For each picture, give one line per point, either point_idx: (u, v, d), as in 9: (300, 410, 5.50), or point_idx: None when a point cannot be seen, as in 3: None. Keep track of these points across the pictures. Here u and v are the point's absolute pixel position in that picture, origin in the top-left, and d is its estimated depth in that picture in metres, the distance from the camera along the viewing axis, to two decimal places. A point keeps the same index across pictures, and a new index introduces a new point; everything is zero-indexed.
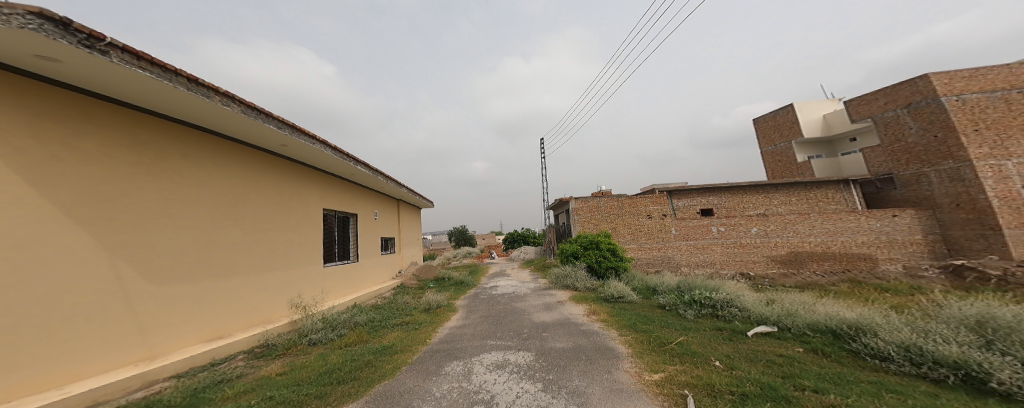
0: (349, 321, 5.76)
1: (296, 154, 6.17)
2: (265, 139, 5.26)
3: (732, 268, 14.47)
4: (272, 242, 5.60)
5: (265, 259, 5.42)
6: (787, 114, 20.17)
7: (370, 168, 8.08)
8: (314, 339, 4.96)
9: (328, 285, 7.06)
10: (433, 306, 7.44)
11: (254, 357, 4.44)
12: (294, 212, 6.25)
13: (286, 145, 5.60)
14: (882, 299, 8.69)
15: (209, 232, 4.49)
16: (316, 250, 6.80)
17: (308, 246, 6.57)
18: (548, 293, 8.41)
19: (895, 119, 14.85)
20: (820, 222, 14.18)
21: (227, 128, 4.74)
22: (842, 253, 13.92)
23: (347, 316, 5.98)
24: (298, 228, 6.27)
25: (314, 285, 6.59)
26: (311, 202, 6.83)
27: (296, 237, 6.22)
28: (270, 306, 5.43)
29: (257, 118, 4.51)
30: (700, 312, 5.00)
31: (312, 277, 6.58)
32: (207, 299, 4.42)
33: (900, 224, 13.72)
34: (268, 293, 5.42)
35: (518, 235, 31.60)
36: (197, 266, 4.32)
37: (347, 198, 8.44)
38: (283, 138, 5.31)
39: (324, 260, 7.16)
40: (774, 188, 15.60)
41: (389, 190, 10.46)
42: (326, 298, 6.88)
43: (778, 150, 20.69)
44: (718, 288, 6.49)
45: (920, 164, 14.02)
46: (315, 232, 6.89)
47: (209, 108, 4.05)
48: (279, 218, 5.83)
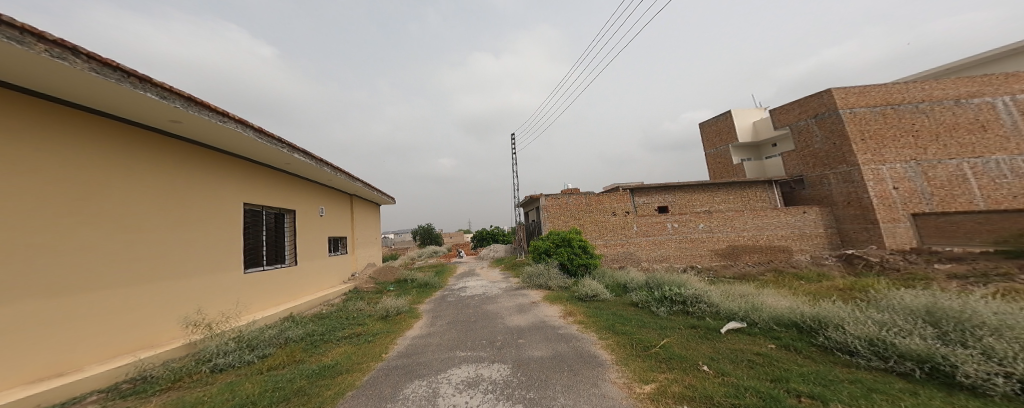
0: (275, 337, 4.85)
1: (200, 134, 5.03)
2: (146, 112, 4.14)
3: (684, 262, 15.66)
4: (158, 244, 4.49)
5: (145, 265, 4.32)
6: (725, 120, 22.39)
7: (309, 155, 7.03)
8: (219, 363, 4.02)
9: (250, 295, 5.96)
10: (392, 313, 6.64)
11: (116, 396, 3.37)
12: (196, 207, 5.11)
13: (180, 121, 4.49)
14: (809, 287, 10.02)
15: (43, 235, 3.37)
16: (231, 252, 5.70)
17: (219, 248, 5.45)
18: (521, 293, 8.11)
19: (806, 128, 17.18)
20: (752, 218, 15.92)
21: (79, 96, 3.60)
22: (767, 245, 15.82)
23: (263, 328, 5.01)
24: (200, 226, 5.15)
25: (226, 296, 5.50)
26: (225, 196, 5.68)
27: (200, 237, 5.11)
28: (150, 326, 4.34)
29: (120, 81, 3.47)
30: (665, 310, 5.13)
31: (224, 286, 5.48)
32: (39, 323, 3.32)
33: (809, 219, 15.96)
34: (148, 310, 4.33)
35: (486, 233, 31.10)
36: (16, 277, 3.19)
37: (282, 191, 7.26)
38: (173, 113, 4.24)
39: (243, 266, 6.02)
40: (717, 188, 17.17)
41: (338, 183, 9.31)
42: (244, 311, 5.79)
43: (718, 153, 22.89)
44: (681, 282, 6.78)
45: (823, 168, 16.39)
46: (232, 231, 5.77)
47: (29, 61, 2.98)
48: (170, 214, 4.70)
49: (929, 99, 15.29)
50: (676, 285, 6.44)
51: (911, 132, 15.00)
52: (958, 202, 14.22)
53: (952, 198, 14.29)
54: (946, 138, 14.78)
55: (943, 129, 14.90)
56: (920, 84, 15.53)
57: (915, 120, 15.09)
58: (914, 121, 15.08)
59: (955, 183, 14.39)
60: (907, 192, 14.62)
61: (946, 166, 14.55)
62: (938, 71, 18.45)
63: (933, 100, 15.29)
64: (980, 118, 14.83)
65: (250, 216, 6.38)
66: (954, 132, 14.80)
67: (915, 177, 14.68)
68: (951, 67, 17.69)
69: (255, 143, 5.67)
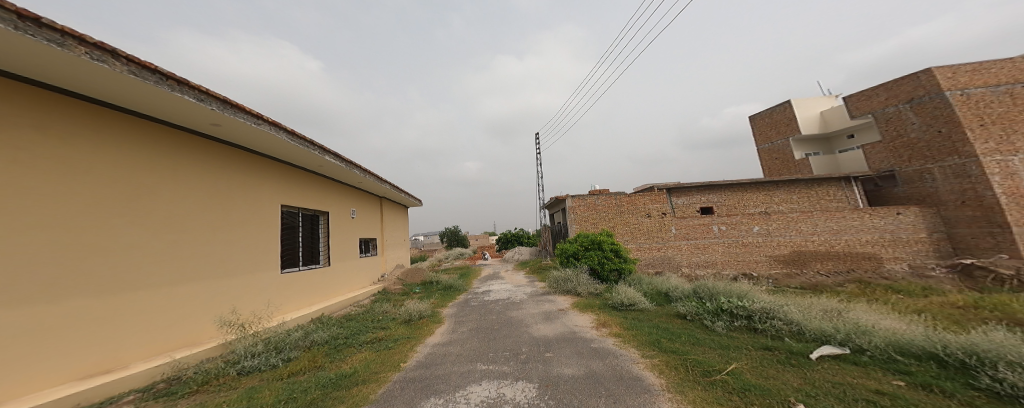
0: (300, 341, 4.77)
1: (235, 137, 5.05)
2: (184, 114, 4.10)
3: (735, 268, 13.91)
4: (197, 246, 4.50)
5: (185, 267, 4.34)
6: (783, 111, 19.82)
7: (339, 158, 7.16)
8: (245, 366, 3.95)
9: (282, 296, 6.02)
10: (415, 317, 6.39)
11: (151, 396, 3.36)
12: (236, 209, 5.21)
13: (220, 125, 4.50)
14: (904, 303, 8.22)
15: (94, 235, 3.42)
16: (267, 254, 5.77)
17: (254, 250, 5.49)
18: (547, 299, 7.47)
19: (896, 115, 14.47)
20: (824, 220, 13.71)
21: (129, 102, 3.72)
22: (847, 252, 13.47)
23: (290, 331, 4.97)
24: (240, 227, 5.23)
25: (260, 297, 5.54)
26: (261, 197, 5.77)
27: (236, 239, 5.15)
28: (190, 327, 4.34)
29: (161, 84, 3.38)
30: (724, 325, 4.23)
31: (259, 287, 5.55)
32: (89, 321, 3.36)
33: (905, 222, 13.31)
34: (188, 311, 4.34)
35: (512, 236, 30.58)
36: (68, 280, 3.22)
37: (314, 193, 7.39)
38: (211, 115, 4.20)
39: (280, 267, 6.18)
40: (774, 186, 15.15)
41: (367, 186, 9.45)
42: (277, 312, 5.84)
43: (774, 147, 20.33)
44: (737, 292, 5.73)
45: (924, 160, 13.64)
46: (268, 233, 5.85)
47: (77, 66, 2.93)
48: (213, 216, 4.78)
49: None
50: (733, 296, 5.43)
51: None
52: None
53: None
54: None
55: None
56: None
57: None
58: None
59: None
60: None
61: None
62: None
63: None
64: None
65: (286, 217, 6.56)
66: None
67: None
68: None
69: (290, 146, 5.76)
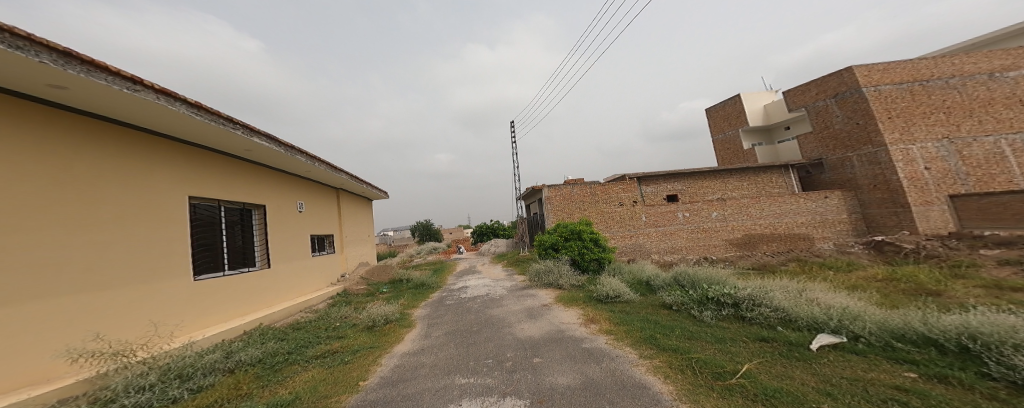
0: (212, 366, 3.77)
1: (105, 108, 4.07)
2: (8, 72, 3.17)
3: (697, 253, 14.75)
4: (51, 248, 3.52)
5: (32, 275, 3.37)
6: (735, 104, 21.23)
7: (270, 139, 6.11)
8: (125, 404, 2.94)
9: (199, 309, 5.04)
10: (379, 322, 5.59)
11: None
12: (112, 200, 4.15)
13: (65, 86, 3.54)
14: (838, 278, 9.15)
15: None
16: (173, 256, 4.80)
17: (151, 252, 4.52)
18: (529, 294, 7.11)
19: (824, 109, 16.06)
20: (769, 205, 15.00)
21: None
22: (786, 233, 14.95)
23: (198, 354, 3.93)
24: (121, 224, 4.21)
25: (165, 312, 4.58)
26: (160, 188, 4.76)
27: (120, 238, 4.17)
28: (46, 349, 3.42)
29: None
30: (710, 314, 4.18)
31: (160, 297, 4.55)
32: None
33: (831, 205, 14.97)
34: (37, 329, 3.37)
35: (486, 228, 29.99)
36: None
37: (244, 184, 6.31)
38: (48, 74, 3.31)
39: (195, 273, 5.15)
40: (729, 174, 16.24)
41: (318, 176, 8.35)
42: (190, 329, 4.88)
43: (727, 138, 21.78)
44: (715, 278, 5.83)
45: (845, 149, 15.32)
46: (173, 231, 4.85)
47: None
48: (79, 212, 3.78)
49: (960, 74, 14.20)
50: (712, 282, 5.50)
51: (942, 108, 13.93)
52: (997, 182, 13.24)
53: (991, 177, 13.31)
54: (981, 113, 13.73)
55: (977, 105, 13.85)
56: (948, 58, 14.43)
57: (946, 96, 14.02)
58: (944, 97, 14.01)
59: (992, 161, 13.42)
60: (940, 173, 13.59)
61: (982, 144, 13.56)
62: (967, 46, 17.36)
63: (965, 74, 14.19)
64: (1016, 92, 13.80)
65: (199, 212, 5.42)
66: (989, 107, 13.76)
67: (949, 156, 13.65)
68: (982, 41, 16.65)
69: (191, 119, 4.75)
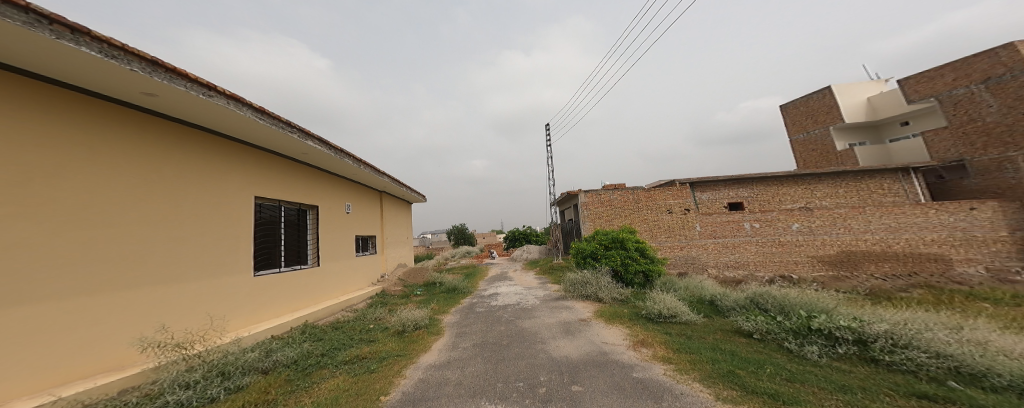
0: (252, 365, 3.75)
1: (190, 113, 4.15)
2: (107, 80, 3.22)
3: (770, 270, 12.61)
4: (131, 245, 3.62)
5: (114, 271, 3.47)
6: (822, 98, 17.95)
7: (324, 143, 6.27)
8: (168, 401, 2.93)
9: (253, 303, 5.16)
10: (409, 327, 5.34)
11: None
12: (190, 198, 4.30)
13: (157, 94, 3.55)
14: (990, 311, 6.94)
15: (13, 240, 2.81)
16: (235, 254, 4.91)
17: (216, 249, 4.61)
18: (564, 306, 6.34)
19: (967, 97, 12.52)
20: (880, 217, 12.26)
21: (25, 59, 2.80)
22: (906, 253, 11.94)
23: (239, 350, 3.95)
24: (197, 222, 4.36)
25: (224, 306, 4.68)
26: (226, 189, 4.85)
27: (190, 235, 4.28)
28: (114, 341, 3.46)
29: (45, 32, 2.49)
30: (815, 350, 3.06)
31: (222, 293, 4.68)
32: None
33: (979, 219, 11.58)
34: (113, 323, 3.45)
35: (519, 233, 29.43)
36: None
37: (298, 185, 6.49)
38: (143, 83, 3.27)
39: (254, 269, 5.33)
40: (816, 178, 13.53)
41: (363, 178, 8.56)
42: (244, 321, 5.00)
43: (811, 138, 18.49)
44: (805, 300, 4.51)
45: (1002, 148, 11.75)
46: (237, 229, 4.97)
47: None
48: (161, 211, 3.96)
49: None
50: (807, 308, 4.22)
51: None
52: None
53: None
54: None
55: None
56: None
57: None
58: None
59: None
60: None
61: None
62: None
63: None
64: None
65: (261, 211, 5.64)
66: None
67: None
68: None
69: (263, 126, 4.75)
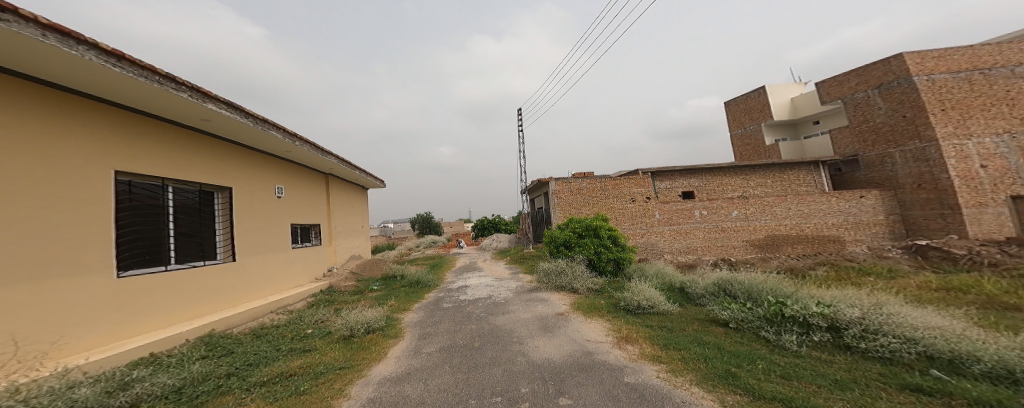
0: (94, 403, 2.56)
1: None
2: None
3: (714, 254, 13.84)
4: None
5: None
6: (758, 97, 19.88)
7: (235, 107, 4.98)
8: None
9: (126, 310, 3.98)
10: (358, 332, 4.57)
11: None
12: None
13: None
14: (884, 285, 8.19)
15: None
16: (84, 249, 3.63)
17: (50, 244, 3.35)
18: (538, 299, 6.11)
19: (865, 100, 14.72)
20: (795, 204, 13.99)
21: None
22: (815, 235, 13.88)
23: (69, 386, 2.75)
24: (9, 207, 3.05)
25: (75, 319, 3.48)
26: (68, 160, 3.50)
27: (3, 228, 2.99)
28: None
29: None
30: (793, 339, 3.08)
31: (68, 305, 3.43)
32: None
33: (867, 205, 13.80)
34: None
35: (489, 222, 29.00)
36: None
37: (198, 160, 5.12)
38: None
39: (119, 268, 4.03)
40: (752, 170, 15.07)
41: (300, 156, 7.26)
42: (114, 335, 3.84)
43: (748, 133, 20.52)
44: (765, 283, 4.78)
45: (886, 145, 14.07)
46: (90, 215, 3.69)
47: None
48: None
49: None
50: (767, 291, 4.44)
51: (1005, 100, 12.61)
52: None
53: None
54: None
55: None
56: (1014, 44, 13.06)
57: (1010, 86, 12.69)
58: (1009, 87, 12.67)
59: None
60: (998, 171, 12.38)
61: None
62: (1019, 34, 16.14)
63: None
64: None
65: (133, 193, 4.27)
66: None
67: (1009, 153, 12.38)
68: None
69: (115, 75, 3.52)
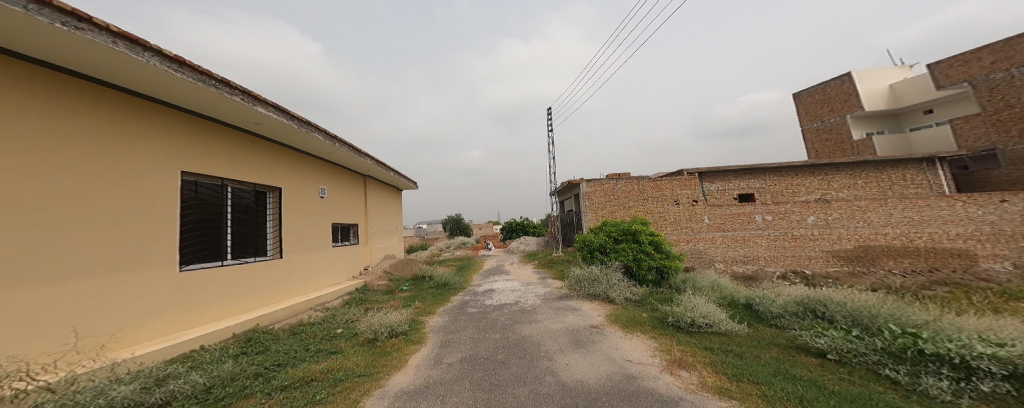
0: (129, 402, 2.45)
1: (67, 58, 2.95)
2: None
3: (781, 265, 11.87)
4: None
5: None
6: (841, 85, 17.02)
7: (287, 113, 5.07)
8: None
9: (181, 302, 3.98)
10: (382, 336, 4.38)
11: None
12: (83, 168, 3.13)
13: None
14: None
15: None
16: (150, 244, 3.66)
17: (120, 239, 3.39)
18: (569, 307, 5.49)
19: (1006, 81, 11.71)
20: (901, 210, 11.49)
21: None
22: (928, 248, 11.23)
23: (112, 382, 2.62)
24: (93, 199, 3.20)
25: (133, 310, 3.48)
26: (136, 154, 3.57)
27: (71, 219, 3.03)
28: None
29: None
30: (940, 385, 2.15)
31: (138, 295, 3.55)
32: None
33: (1010, 212, 10.85)
34: None
35: (518, 224, 28.55)
36: None
37: (254, 162, 5.30)
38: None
39: (181, 262, 4.08)
40: (833, 169, 12.75)
41: (340, 158, 7.52)
42: (169, 326, 3.84)
43: (825, 127, 17.65)
44: (867, 303, 3.68)
45: None
46: (157, 211, 3.75)
47: None
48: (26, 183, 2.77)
49: None
50: (876, 316, 3.37)
51: None
52: None
53: None
54: None
55: None
56: None
57: None
58: None
59: None
60: None
61: None
62: None
63: None
64: None
65: (198, 190, 4.41)
66: None
67: None
68: None
69: (181, 82, 3.54)
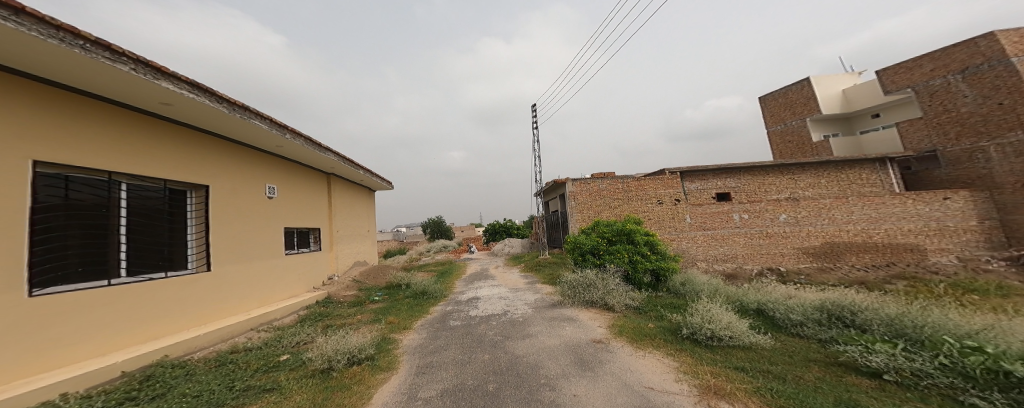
0: None
1: None
2: None
3: (758, 263, 12.10)
4: None
5: None
6: (802, 89, 17.93)
7: (210, 92, 4.01)
8: None
9: (36, 339, 2.89)
10: (341, 364, 3.51)
11: None
12: None
13: None
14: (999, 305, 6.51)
15: None
16: None
17: None
18: (564, 317, 4.90)
19: (944, 88, 12.75)
20: (861, 208, 12.07)
21: None
22: (887, 243, 11.85)
23: None
24: None
25: None
26: None
27: None
28: None
29: None
30: None
31: None
32: None
33: (953, 208, 11.71)
34: None
35: (499, 226, 27.81)
36: None
37: (169, 151, 4.21)
38: None
39: (35, 285, 2.97)
40: (801, 168, 13.21)
41: (294, 151, 6.42)
42: (14, 372, 2.74)
43: (788, 129, 18.52)
44: (893, 307, 3.40)
45: (976, 138, 12.02)
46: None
47: None
48: None
49: None
50: (911, 321, 3.06)
51: None
52: None
53: None
54: None
55: None
56: None
57: None
58: None
59: None
60: None
61: None
62: None
63: None
64: None
65: (69, 186, 3.30)
66: None
67: None
68: None
69: (26, 38, 2.49)
